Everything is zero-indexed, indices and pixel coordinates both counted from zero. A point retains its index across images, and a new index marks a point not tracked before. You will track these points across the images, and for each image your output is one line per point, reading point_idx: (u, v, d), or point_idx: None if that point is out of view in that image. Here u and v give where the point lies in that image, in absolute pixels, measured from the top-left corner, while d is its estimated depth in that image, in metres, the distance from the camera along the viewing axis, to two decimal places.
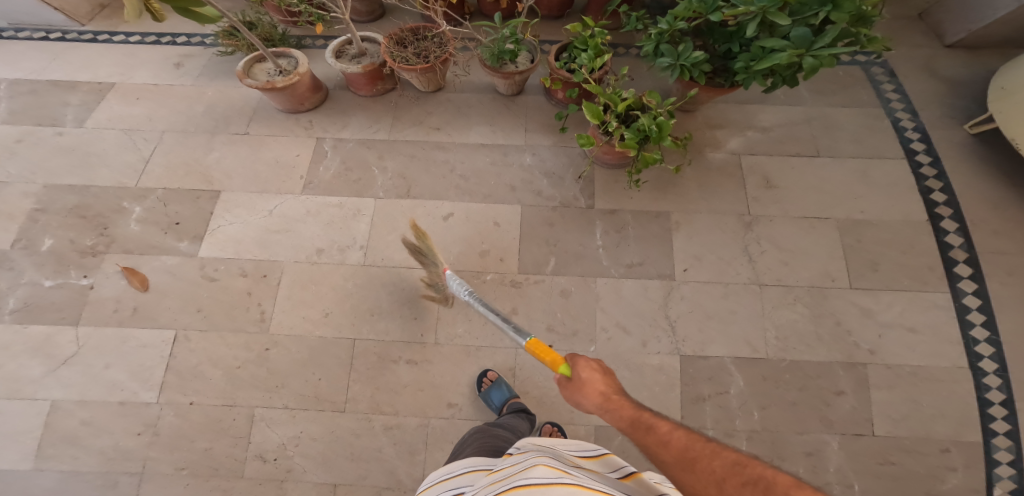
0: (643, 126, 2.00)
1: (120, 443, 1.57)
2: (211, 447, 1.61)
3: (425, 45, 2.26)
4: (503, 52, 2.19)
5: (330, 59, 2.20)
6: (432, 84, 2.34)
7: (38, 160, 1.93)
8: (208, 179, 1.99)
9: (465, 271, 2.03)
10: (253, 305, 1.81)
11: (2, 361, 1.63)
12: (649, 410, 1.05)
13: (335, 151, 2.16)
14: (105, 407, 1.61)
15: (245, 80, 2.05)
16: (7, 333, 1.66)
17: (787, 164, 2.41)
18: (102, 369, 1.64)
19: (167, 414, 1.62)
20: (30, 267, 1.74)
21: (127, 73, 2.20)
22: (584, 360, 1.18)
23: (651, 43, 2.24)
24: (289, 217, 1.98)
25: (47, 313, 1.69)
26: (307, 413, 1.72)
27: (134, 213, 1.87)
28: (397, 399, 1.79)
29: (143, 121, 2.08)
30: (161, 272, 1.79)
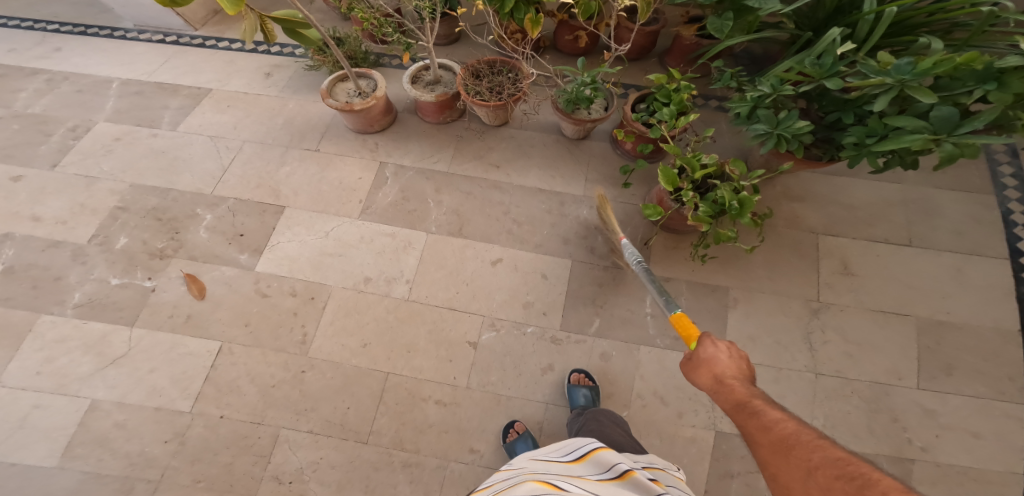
0: (722, 198, 1.93)
1: (147, 449, 1.62)
2: (232, 462, 1.65)
3: (499, 81, 2.26)
4: (580, 99, 2.15)
5: (406, 84, 2.22)
6: (498, 120, 2.32)
7: (128, 158, 2.03)
8: (276, 194, 2.06)
9: (507, 319, 2.02)
10: (298, 327, 1.86)
11: (57, 355, 1.70)
12: (761, 398, 1.13)
13: (395, 178, 2.19)
14: (141, 411, 1.66)
15: (326, 99, 2.11)
16: (67, 327, 1.73)
17: (871, 251, 2.21)
18: (147, 373, 1.70)
19: (197, 425, 1.67)
20: (102, 264, 1.82)
21: (224, 80, 2.32)
22: (712, 342, 1.26)
23: (747, 105, 2.12)
24: (344, 241, 2.03)
25: (109, 311, 1.77)
26: (329, 440, 1.74)
27: (205, 220, 1.95)
28: (421, 438, 1.79)
29: (229, 129, 2.18)
30: (220, 282, 1.86)
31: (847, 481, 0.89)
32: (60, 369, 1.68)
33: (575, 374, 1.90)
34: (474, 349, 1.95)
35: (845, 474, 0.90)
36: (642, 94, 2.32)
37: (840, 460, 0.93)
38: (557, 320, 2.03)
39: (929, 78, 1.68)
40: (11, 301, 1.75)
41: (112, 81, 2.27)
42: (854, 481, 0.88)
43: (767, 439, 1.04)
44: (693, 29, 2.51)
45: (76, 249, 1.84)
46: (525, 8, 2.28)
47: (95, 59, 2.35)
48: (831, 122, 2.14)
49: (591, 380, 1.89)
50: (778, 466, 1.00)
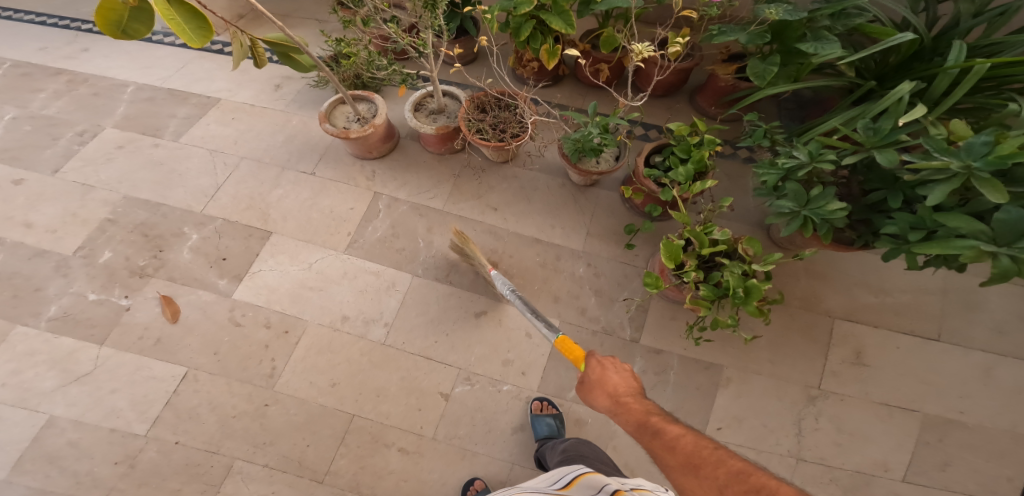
0: (727, 282, 1.75)
1: (96, 469, 1.63)
2: (179, 489, 1.64)
3: (504, 117, 2.15)
4: (586, 148, 1.99)
5: (408, 112, 2.14)
6: (501, 158, 2.22)
7: (129, 171, 2.09)
8: (264, 218, 2.04)
9: (483, 373, 1.94)
10: (266, 361, 1.84)
11: (24, 368, 1.74)
12: (659, 413, 1.16)
13: (388, 211, 2.12)
14: (97, 431, 1.68)
15: (324, 124, 2.04)
16: (38, 340, 1.78)
17: (890, 341, 1.96)
18: (108, 394, 1.73)
19: (150, 449, 1.67)
20: (83, 278, 1.87)
21: (233, 90, 2.31)
22: (601, 362, 1.31)
23: (779, 172, 1.89)
24: (325, 275, 1.99)
25: (82, 326, 1.80)
26: (284, 475, 1.70)
27: (190, 240, 1.96)
28: (378, 484, 1.74)
29: (230, 143, 2.18)
30: (194, 307, 1.86)
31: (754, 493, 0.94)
32: (28, 379, 1.73)
33: (535, 403, 1.88)
34: (445, 400, 1.88)
35: (751, 488, 0.95)
36: (659, 146, 2.14)
37: (744, 471, 0.98)
38: (535, 381, 1.94)
39: (1000, 169, 1.48)
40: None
41: (128, 86, 2.31)
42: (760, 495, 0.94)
43: (673, 459, 1.06)
44: (732, 68, 2.27)
45: (60, 260, 1.89)
46: (541, 37, 2.16)
47: (117, 61, 2.40)
48: (873, 203, 1.90)
49: (552, 408, 1.87)
50: (690, 486, 1.02)
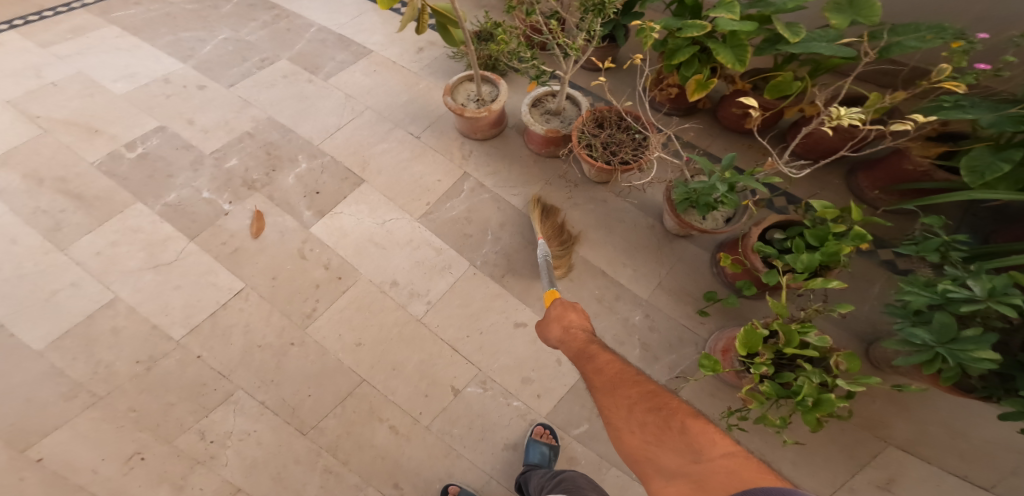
0: (797, 386, 1.36)
1: (122, 361, 1.90)
2: (172, 404, 1.85)
3: (620, 139, 1.98)
4: (699, 202, 1.73)
5: (524, 105, 2.07)
6: (601, 178, 2.08)
7: (274, 100, 2.39)
8: (362, 168, 2.21)
9: (499, 382, 1.92)
10: (311, 300, 2.01)
11: (122, 244, 2.08)
12: (595, 343, 1.31)
13: (469, 194, 2.14)
14: (142, 324, 1.96)
15: (444, 97, 2.06)
16: (149, 220, 2.13)
17: (936, 481, 1.64)
18: (172, 289, 2.02)
19: (172, 358, 1.92)
20: (207, 178, 2.21)
21: (385, 46, 2.52)
22: (561, 303, 1.48)
23: (933, 298, 1.40)
24: (392, 234, 2.09)
25: (188, 219, 2.13)
26: (272, 419, 1.85)
27: (299, 167, 2.22)
28: (354, 455, 1.81)
29: (364, 93, 2.39)
30: (276, 228, 2.11)
31: (655, 412, 1.04)
32: (120, 253, 2.06)
33: (537, 428, 1.83)
34: (453, 395, 1.90)
35: (653, 407, 1.05)
36: (788, 220, 1.72)
37: (651, 393, 1.09)
38: (547, 408, 1.89)
39: None
40: (135, 182, 2.20)
41: (310, 26, 2.63)
42: (661, 412, 1.04)
43: (598, 379, 1.19)
44: (937, 151, 1.74)
45: (198, 157, 2.26)
46: (697, 65, 1.89)
47: (310, 3, 2.75)
48: None
49: (552, 439, 1.81)
50: (605, 402, 1.13)
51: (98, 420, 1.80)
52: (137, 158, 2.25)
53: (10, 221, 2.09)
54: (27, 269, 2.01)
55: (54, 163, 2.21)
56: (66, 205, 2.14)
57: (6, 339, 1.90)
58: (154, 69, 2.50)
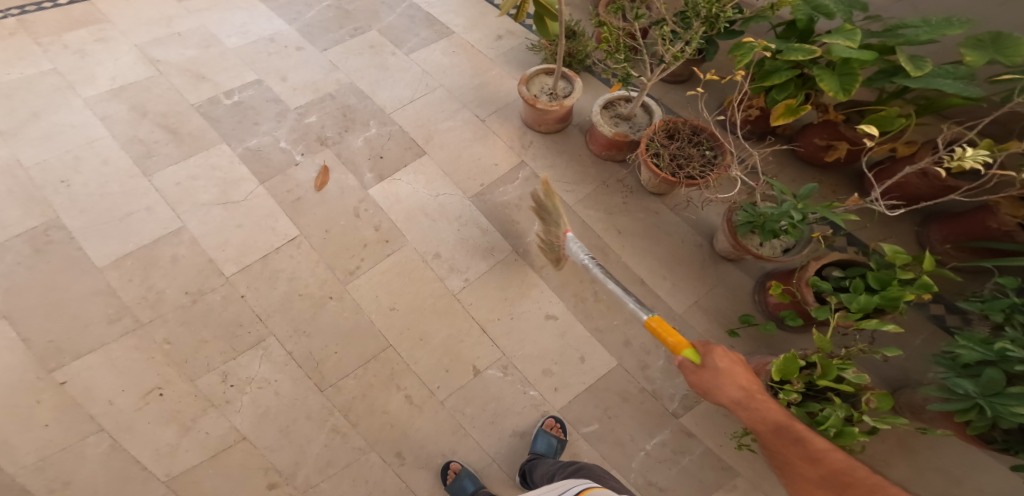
0: (822, 416, 1.34)
1: (181, 288, 2.04)
2: (206, 341, 1.97)
3: (690, 153, 1.96)
4: (764, 227, 1.67)
5: (596, 105, 2.09)
6: (659, 189, 2.08)
7: (358, 67, 2.50)
8: (426, 141, 2.29)
9: (520, 369, 1.95)
10: (356, 258, 2.09)
11: (201, 177, 2.23)
12: (804, 424, 1.18)
13: (523, 183, 2.19)
14: (200, 256, 2.09)
15: (519, 86, 2.12)
16: (229, 160, 2.27)
17: None
18: (234, 226, 2.14)
19: (219, 292, 2.04)
20: (286, 129, 2.34)
21: (467, 29, 2.60)
22: (723, 353, 1.28)
23: (987, 356, 1.35)
24: (444, 208, 2.16)
25: (262, 164, 2.26)
26: (295, 371, 1.94)
27: (368, 132, 2.32)
28: (365, 418, 1.88)
29: (441, 71, 2.47)
30: (338, 185, 2.21)
31: None
32: (196, 186, 2.21)
33: (548, 420, 1.85)
34: (474, 374, 1.95)
35: None
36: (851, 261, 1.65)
37: None
38: (561, 403, 1.90)
39: None
40: (226, 125, 2.35)
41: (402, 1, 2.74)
42: None
43: (812, 470, 1.13)
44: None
45: (282, 111, 2.39)
46: (792, 89, 1.82)
47: None
48: None
49: (560, 434, 1.82)
50: None
51: (132, 347, 1.93)
52: (232, 105, 2.41)
53: (111, 145, 2.28)
54: (111, 189, 2.19)
55: (161, 101, 2.40)
56: (160, 137, 2.31)
57: (78, 251, 2.07)
58: (264, 28, 2.65)
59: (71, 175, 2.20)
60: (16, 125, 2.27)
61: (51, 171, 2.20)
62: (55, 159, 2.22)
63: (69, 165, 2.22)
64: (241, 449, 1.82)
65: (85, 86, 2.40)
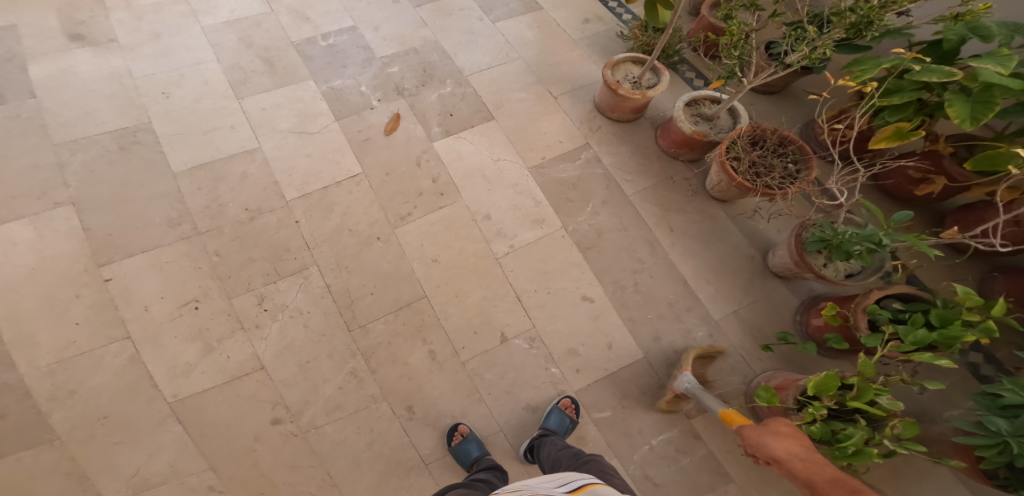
0: (845, 434, 1.32)
1: (241, 205, 2.12)
2: (252, 259, 2.04)
3: (771, 162, 1.90)
4: (837, 248, 1.60)
5: (679, 101, 2.07)
6: (724, 194, 2.05)
7: (445, 27, 2.55)
8: (496, 107, 2.32)
9: (547, 344, 1.96)
10: (410, 205, 2.14)
11: (282, 104, 2.32)
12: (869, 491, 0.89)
13: (584, 165, 2.20)
14: (265, 176, 2.17)
15: (605, 68, 2.12)
16: (311, 94, 2.35)
17: None
18: (302, 155, 2.21)
19: (276, 214, 2.11)
20: (369, 75, 2.40)
21: (555, 8, 2.63)
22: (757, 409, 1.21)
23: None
24: (502, 175, 2.18)
25: (338, 102, 2.33)
26: (329, 304, 1.99)
27: (443, 89, 2.36)
28: (388, 362, 1.92)
29: (523, 44, 2.50)
30: (406, 134, 2.26)
31: None
32: (278, 114, 2.30)
33: (564, 400, 1.84)
34: (500, 341, 1.96)
35: None
36: (915, 295, 1.60)
37: None
38: (579, 384, 1.90)
39: None
40: (317, 65, 2.42)
41: None
42: None
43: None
44: None
45: (368, 58, 2.45)
46: (908, 113, 1.74)
47: None
48: None
49: (574, 415, 1.82)
50: None
51: (185, 252, 2.03)
52: (325, 46, 2.47)
53: (211, 65, 2.38)
54: (203, 105, 2.29)
55: (265, 35, 2.48)
56: (258, 67, 2.40)
57: (159, 155, 2.18)
58: None
59: (171, 88, 2.32)
60: (136, 41, 2.41)
61: (154, 82, 2.32)
62: (162, 73, 2.35)
63: (172, 80, 2.34)
64: (257, 379, 1.87)
65: (203, 15, 2.52)
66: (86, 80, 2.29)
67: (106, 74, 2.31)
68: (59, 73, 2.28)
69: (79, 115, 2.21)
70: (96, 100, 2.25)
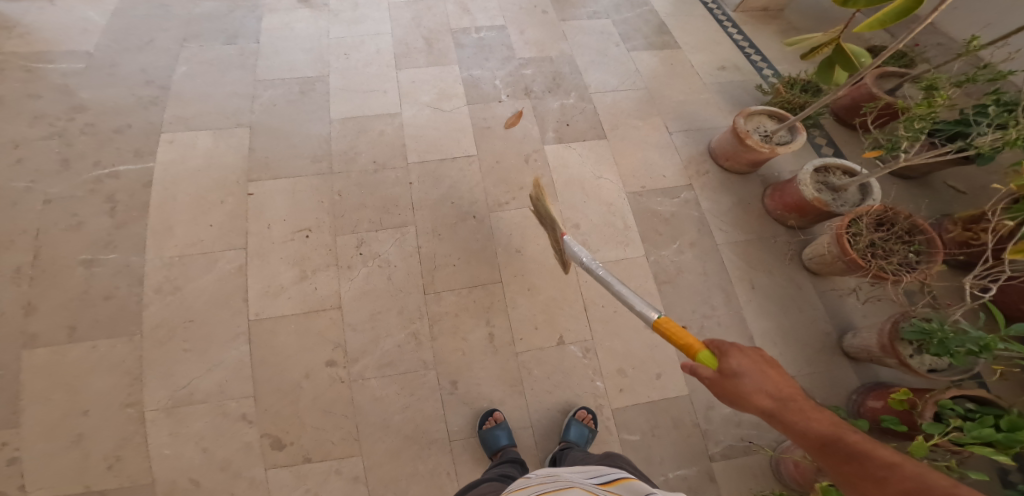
0: None
1: (367, 157, 2.40)
2: (363, 205, 2.30)
3: (891, 248, 1.82)
4: (940, 343, 1.51)
5: (808, 165, 2.04)
6: (822, 266, 1.99)
7: (587, 45, 2.72)
8: (611, 128, 2.44)
9: (598, 358, 2.03)
10: (509, 195, 2.31)
11: (428, 80, 2.59)
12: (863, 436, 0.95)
13: (682, 203, 2.26)
14: (394, 138, 2.44)
15: (738, 117, 2.15)
16: (453, 77, 2.60)
17: None
18: (431, 128, 2.46)
19: (395, 173, 2.36)
20: (508, 72, 2.62)
21: (694, 50, 2.72)
22: (729, 351, 1.17)
23: None
24: (600, 191, 2.29)
25: (474, 90, 2.56)
26: (413, 262, 2.20)
27: (566, 100, 2.53)
28: (451, 328, 2.09)
29: (655, 77, 2.61)
30: (524, 132, 2.44)
31: None
32: (422, 88, 2.57)
33: (582, 411, 1.89)
34: (556, 343, 2.06)
35: None
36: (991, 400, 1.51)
37: None
38: (618, 403, 1.95)
39: None
40: (465, 53, 2.68)
41: (647, 5, 2.91)
42: None
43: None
44: None
45: (509, 56, 2.67)
46: None
47: None
48: None
49: (592, 425, 1.86)
50: None
51: (315, 185, 2.33)
52: (478, 39, 2.73)
53: (385, 38, 2.73)
54: (370, 69, 2.63)
55: (434, 19, 2.80)
56: (420, 46, 2.70)
57: (325, 103, 2.53)
58: None
59: (350, 51, 2.68)
60: (341, 8, 2.84)
61: (340, 44, 2.70)
62: (350, 38, 2.72)
63: (354, 45, 2.70)
64: (330, 316, 2.10)
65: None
66: (295, 35, 2.73)
67: (312, 33, 2.74)
68: (282, 26, 2.76)
69: (279, 61, 2.64)
70: (294, 50, 2.67)
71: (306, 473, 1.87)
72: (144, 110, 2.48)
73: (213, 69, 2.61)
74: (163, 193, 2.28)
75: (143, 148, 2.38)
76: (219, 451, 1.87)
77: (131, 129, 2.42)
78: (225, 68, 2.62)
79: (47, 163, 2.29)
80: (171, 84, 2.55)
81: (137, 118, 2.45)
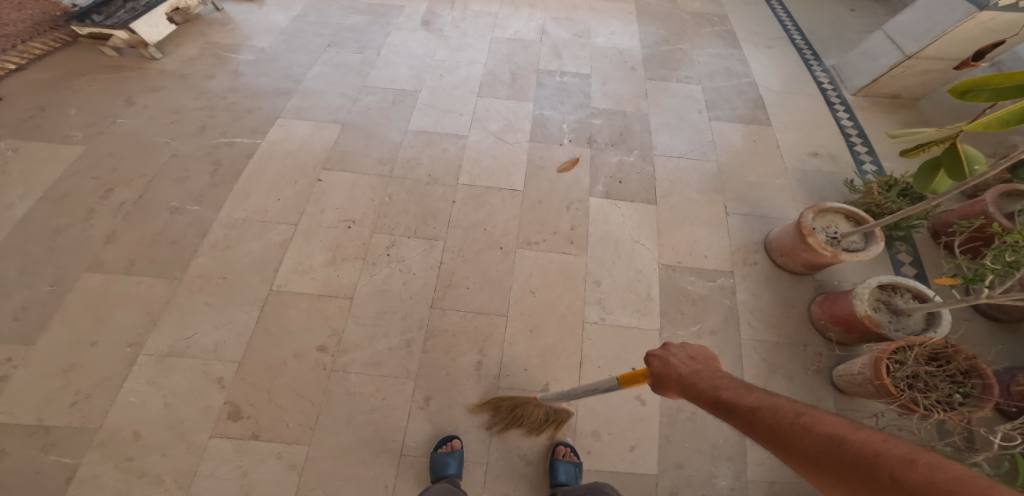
0: None
1: (424, 165, 2.54)
2: (405, 207, 2.41)
3: (936, 386, 1.56)
4: None
5: (872, 279, 1.83)
6: (851, 384, 1.76)
7: (662, 107, 2.77)
8: (663, 195, 2.40)
9: (579, 414, 1.87)
10: (543, 236, 2.30)
11: (504, 113, 2.74)
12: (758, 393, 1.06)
13: (716, 288, 2.12)
14: (455, 156, 2.57)
15: (806, 212, 2.00)
16: (524, 112, 2.74)
17: None
18: (490, 155, 2.57)
19: (445, 190, 2.46)
20: (575, 120, 2.71)
21: (787, 130, 2.69)
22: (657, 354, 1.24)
23: None
24: (632, 255, 2.22)
25: (541, 130, 2.66)
26: (433, 274, 2.21)
27: (624, 158, 2.54)
28: (445, 340, 2.05)
29: (728, 151, 2.58)
30: (576, 180, 2.46)
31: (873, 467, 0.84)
32: (491, 118, 2.72)
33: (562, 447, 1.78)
34: (541, 389, 1.93)
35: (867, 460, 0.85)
36: None
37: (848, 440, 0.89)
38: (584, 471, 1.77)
39: None
40: (543, 93, 2.83)
41: (754, 80, 2.94)
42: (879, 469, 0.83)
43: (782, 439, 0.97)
44: None
45: (583, 104, 2.78)
46: None
47: (779, 62, 3.07)
48: None
49: (574, 460, 1.74)
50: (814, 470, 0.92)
51: (375, 183, 2.49)
52: (559, 85, 2.87)
53: (478, 68, 2.97)
54: (457, 92, 2.84)
55: (526, 58, 3.02)
56: (506, 79, 2.90)
57: (409, 114, 2.75)
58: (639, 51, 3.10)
59: (444, 73, 2.93)
60: (451, 35, 3.16)
61: (438, 66, 2.97)
62: (448, 62, 2.99)
63: (448, 68, 2.96)
64: (339, 304, 2.14)
65: (498, 29, 3.20)
66: (408, 53, 3.05)
67: (424, 56, 3.03)
68: (401, 44, 3.10)
69: (388, 75, 2.93)
70: (404, 68, 2.97)
71: (248, 450, 1.83)
72: (281, 97, 2.84)
73: (338, 72, 2.96)
74: (257, 165, 2.54)
75: (260, 128, 2.69)
76: (178, 408, 1.89)
77: (259, 112, 2.76)
78: (346, 72, 2.96)
79: (190, 128, 2.65)
80: (305, 80, 2.92)
81: (268, 104, 2.80)
